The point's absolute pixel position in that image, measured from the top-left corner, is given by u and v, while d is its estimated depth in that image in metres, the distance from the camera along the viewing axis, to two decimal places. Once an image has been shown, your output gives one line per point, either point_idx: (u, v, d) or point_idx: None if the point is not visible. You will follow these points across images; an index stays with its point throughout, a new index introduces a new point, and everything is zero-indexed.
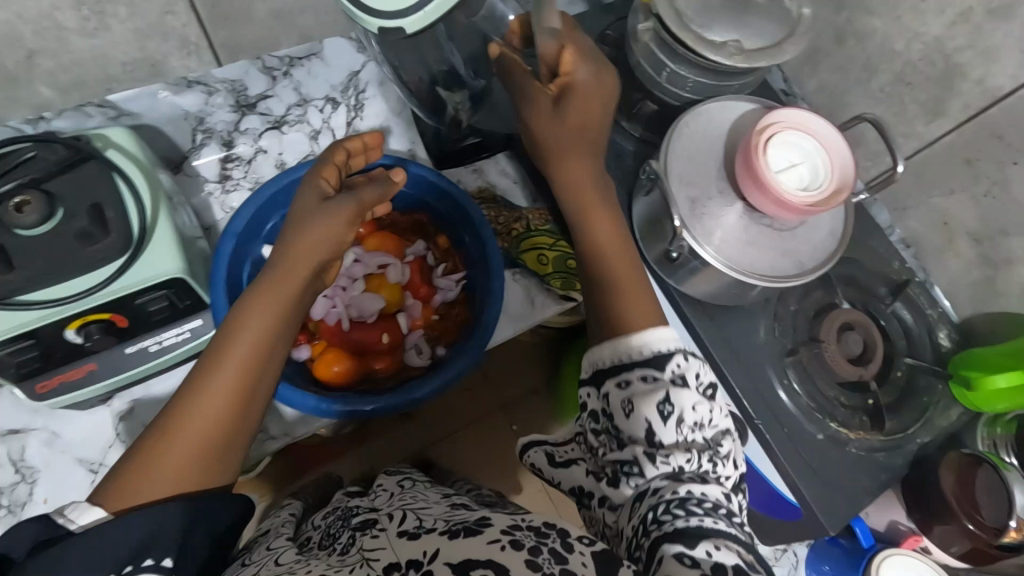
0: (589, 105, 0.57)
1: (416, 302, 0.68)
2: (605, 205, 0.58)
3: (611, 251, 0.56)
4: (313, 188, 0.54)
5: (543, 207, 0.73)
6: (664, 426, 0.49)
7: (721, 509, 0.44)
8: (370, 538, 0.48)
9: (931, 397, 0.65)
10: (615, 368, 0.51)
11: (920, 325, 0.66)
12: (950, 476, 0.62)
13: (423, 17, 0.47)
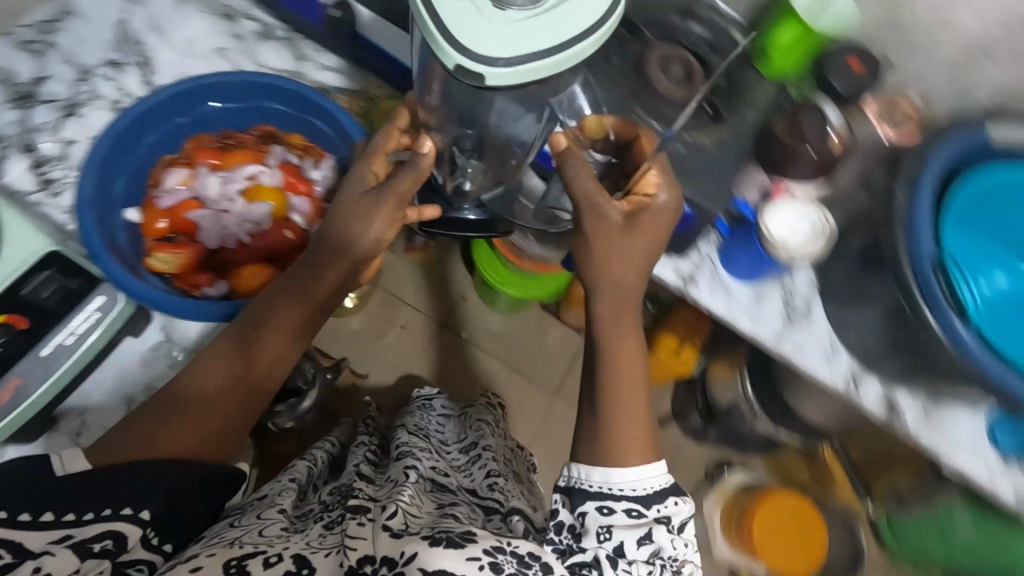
0: (653, 224, 0.68)
1: (301, 199, 0.75)
2: (634, 312, 0.69)
3: (627, 328, 0.68)
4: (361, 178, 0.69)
5: (375, 79, 0.78)
6: (631, 547, 0.63)
7: None
8: (357, 524, 0.63)
9: (745, 86, 0.80)
10: (598, 497, 0.64)
11: (717, 35, 0.80)
12: (783, 132, 0.76)
13: (506, 74, 0.47)
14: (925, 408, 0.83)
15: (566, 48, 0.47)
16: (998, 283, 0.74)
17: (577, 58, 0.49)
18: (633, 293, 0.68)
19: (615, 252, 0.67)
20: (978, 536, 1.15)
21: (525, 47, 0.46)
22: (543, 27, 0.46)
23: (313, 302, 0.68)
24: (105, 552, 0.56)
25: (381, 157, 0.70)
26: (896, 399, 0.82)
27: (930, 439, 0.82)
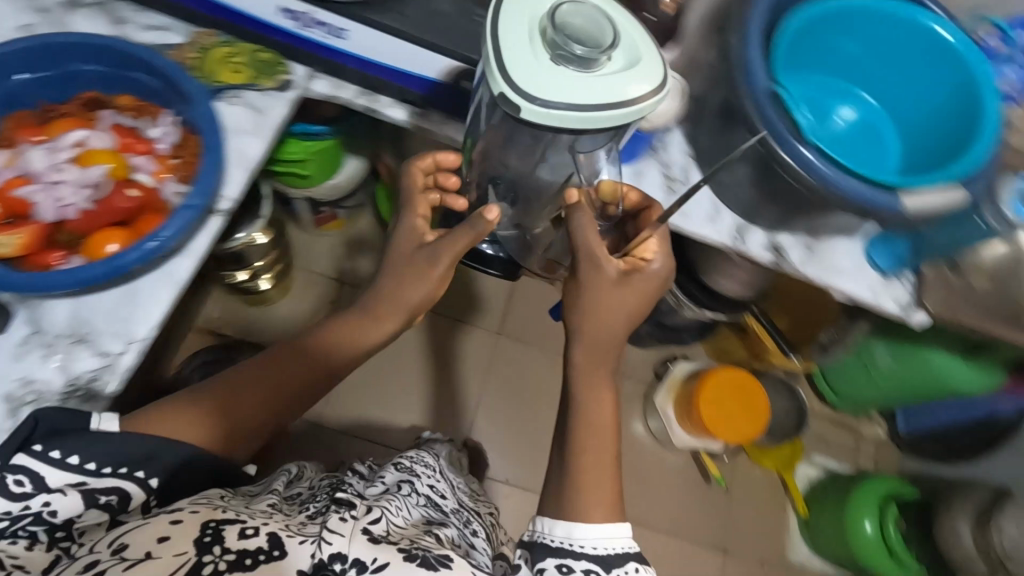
0: (640, 288, 0.77)
1: (141, 157, 0.73)
2: (611, 375, 0.76)
3: (605, 355, 0.76)
4: (410, 228, 0.80)
5: (208, 28, 0.76)
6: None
7: None
8: (339, 518, 0.68)
9: None
10: (559, 552, 0.68)
11: None
12: None
13: (536, 109, 0.64)
14: (808, 243, 0.90)
15: (599, 107, 0.64)
16: (829, 111, 0.86)
17: (602, 118, 0.66)
18: (608, 348, 0.76)
19: (598, 303, 0.76)
20: (898, 366, 1.40)
21: (569, 97, 0.64)
22: (589, 86, 0.64)
23: (333, 363, 0.77)
24: (106, 506, 0.64)
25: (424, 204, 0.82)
26: (780, 241, 0.89)
27: (815, 267, 0.88)
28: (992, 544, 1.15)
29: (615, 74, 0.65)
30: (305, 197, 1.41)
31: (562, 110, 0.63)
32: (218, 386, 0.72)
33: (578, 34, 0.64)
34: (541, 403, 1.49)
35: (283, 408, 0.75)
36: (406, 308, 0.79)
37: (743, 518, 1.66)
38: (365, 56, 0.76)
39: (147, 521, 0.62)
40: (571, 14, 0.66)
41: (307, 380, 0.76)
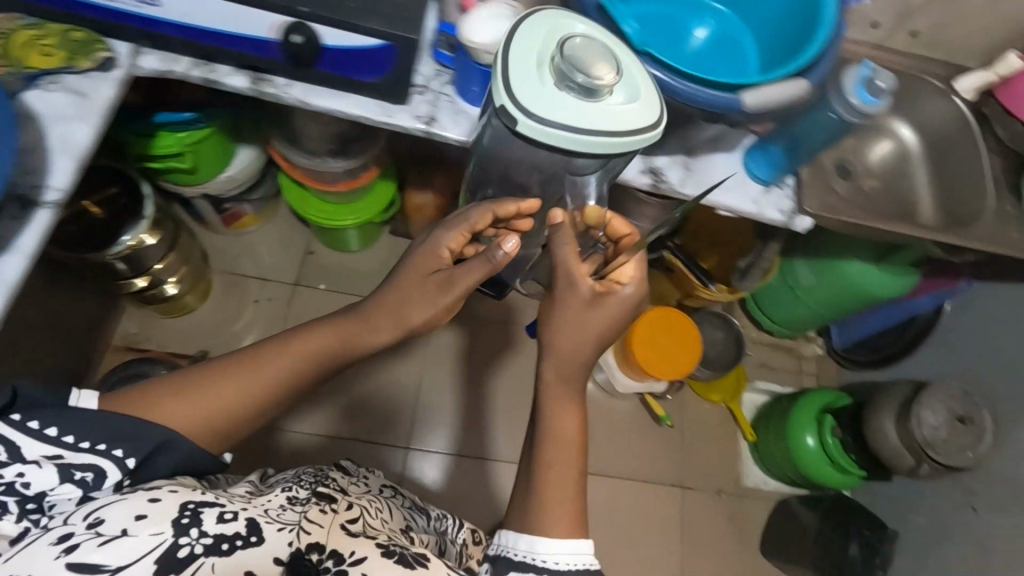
0: (614, 311, 0.75)
1: None
2: (578, 402, 0.76)
3: (568, 381, 0.75)
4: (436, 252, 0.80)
5: (14, 12, 0.72)
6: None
7: None
8: (317, 510, 0.72)
9: None
10: (519, 565, 0.68)
11: None
12: None
13: (532, 127, 0.63)
14: (685, 162, 0.89)
15: (595, 134, 0.63)
16: (687, 28, 0.86)
17: (601, 148, 0.65)
18: (576, 365, 0.75)
19: (569, 323, 0.74)
20: (816, 280, 1.49)
21: (564, 117, 0.63)
22: (591, 113, 0.63)
23: (332, 361, 0.79)
24: (80, 482, 0.65)
25: (461, 233, 0.81)
26: (657, 163, 0.88)
27: (694, 184, 0.88)
28: (913, 435, 1.18)
29: (619, 107, 0.65)
30: (202, 193, 1.35)
31: (556, 128, 0.62)
32: (208, 380, 0.72)
33: (582, 62, 0.63)
34: (488, 364, 1.59)
35: (268, 405, 0.75)
36: (404, 326, 0.79)
37: (695, 452, 1.70)
38: (188, 21, 0.71)
39: (124, 497, 0.63)
40: (578, 42, 0.65)
41: (302, 376, 0.77)
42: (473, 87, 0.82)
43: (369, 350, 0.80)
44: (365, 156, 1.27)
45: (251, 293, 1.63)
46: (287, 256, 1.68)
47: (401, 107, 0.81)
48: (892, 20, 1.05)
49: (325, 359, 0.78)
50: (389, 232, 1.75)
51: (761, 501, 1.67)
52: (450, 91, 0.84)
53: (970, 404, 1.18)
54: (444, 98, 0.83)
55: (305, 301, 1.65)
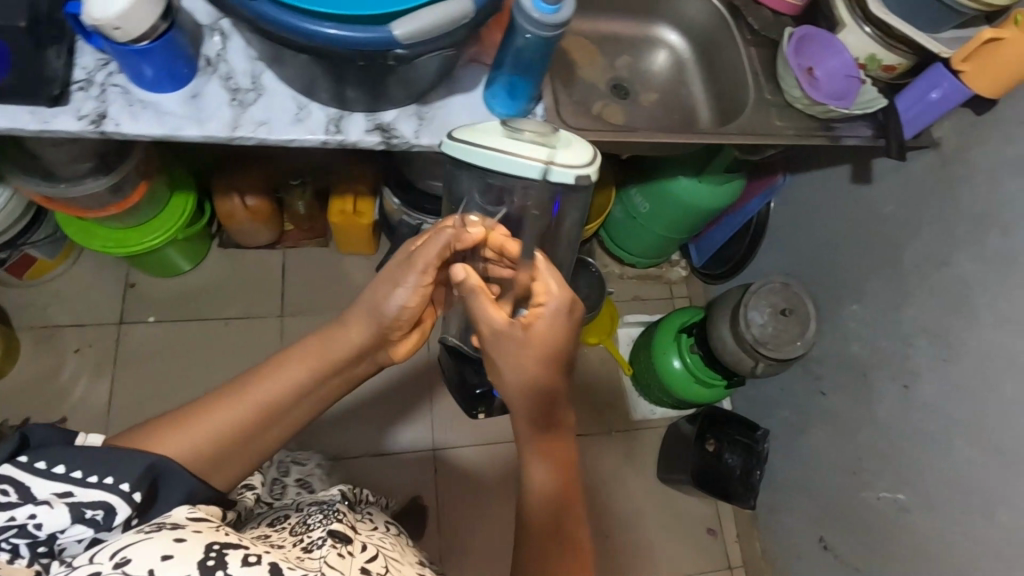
0: (541, 336, 0.74)
1: None
2: (554, 434, 0.76)
3: (534, 413, 0.75)
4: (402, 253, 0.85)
5: None
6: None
7: None
8: (337, 555, 0.67)
9: None
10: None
11: None
12: None
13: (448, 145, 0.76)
14: (417, 110, 0.83)
15: (500, 151, 0.74)
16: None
17: (506, 165, 0.74)
18: (536, 396, 0.74)
19: (513, 364, 0.74)
20: (651, 206, 1.47)
21: (475, 140, 0.75)
22: (504, 142, 0.74)
23: (333, 364, 0.78)
24: (92, 522, 0.58)
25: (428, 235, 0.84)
26: (385, 119, 0.82)
27: (430, 134, 0.82)
28: (744, 337, 1.20)
29: (536, 146, 0.74)
30: None
31: (468, 141, 0.74)
32: (207, 408, 0.70)
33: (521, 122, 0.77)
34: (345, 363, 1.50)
35: (265, 426, 0.73)
36: (377, 319, 0.83)
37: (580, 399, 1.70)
38: None
39: (151, 536, 0.55)
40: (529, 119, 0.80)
41: (308, 382, 0.76)
42: (144, 71, 0.72)
43: (351, 351, 0.80)
44: (127, 172, 1.15)
45: (71, 342, 1.50)
46: (105, 295, 1.54)
47: (62, 109, 0.72)
48: None
49: (330, 360, 0.78)
50: (217, 245, 1.64)
51: (650, 432, 1.68)
52: (120, 79, 0.74)
53: (791, 296, 1.22)
54: (112, 88, 0.74)
55: (136, 339, 1.53)
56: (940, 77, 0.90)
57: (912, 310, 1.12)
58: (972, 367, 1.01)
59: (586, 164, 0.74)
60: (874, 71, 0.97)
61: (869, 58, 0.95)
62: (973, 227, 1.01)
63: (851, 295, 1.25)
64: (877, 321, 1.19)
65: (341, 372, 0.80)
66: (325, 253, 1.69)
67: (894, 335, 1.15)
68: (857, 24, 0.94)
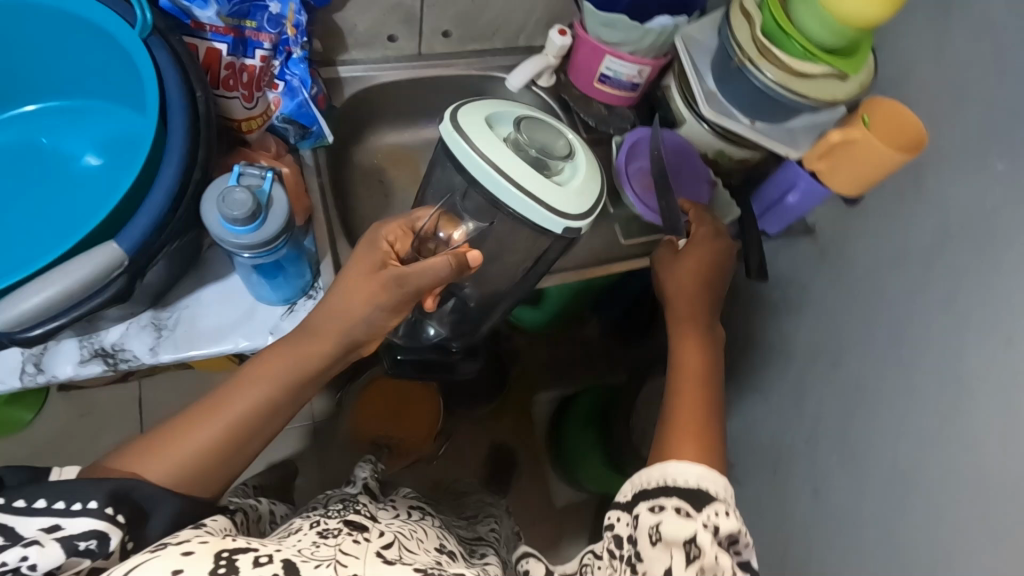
0: (698, 249, 0.75)
1: None
2: (696, 333, 0.71)
3: (688, 311, 0.72)
4: (379, 250, 0.67)
5: None
6: (708, 556, 0.54)
7: (730, 537, 0.56)
8: (353, 541, 0.55)
9: None
10: (652, 492, 0.58)
11: None
12: None
13: (449, 132, 0.63)
14: (153, 316, 0.66)
15: (496, 171, 0.62)
16: (73, 162, 0.71)
17: (495, 187, 0.62)
18: (692, 299, 0.73)
19: (682, 270, 0.74)
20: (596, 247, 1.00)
21: (476, 142, 0.62)
22: (507, 159, 0.62)
23: (315, 364, 0.65)
24: (88, 553, 0.50)
25: (399, 231, 0.70)
26: (107, 341, 0.64)
27: (171, 347, 0.65)
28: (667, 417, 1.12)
29: (539, 177, 0.63)
30: None
31: (464, 143, 0.62)
32: (192, 420, 0.60)
33: (534, 134, 0.65)
34: None
35: (242, 441, 0.61)
36: (354, 330, 0.66)
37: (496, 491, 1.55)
38: None
39: (158, 554, 0.48)
40: (557, 128, 0.67)
41: (287, 386, 0.64)
42: None
43: (327, 358, 0.66)
44: None
45: None
46: None
47: None
48: (409, 30, 0.80)
49: (314, 358, 0.65)
50: (57, 390, 1.43)
51: (577, 517, 1.55)
52: None
53: None
54: None
55: None
56: (794, 175, 0.77)
57: (811, 402, 0.98)
58: (866, 477, 0.87)
59: (578, 219, 0.63)
60: (727, 164, 0.83)
61: (718, 153, 0.82)
62: (860, 321, 0.87)
63: (753, 378, 1.13)
64: (782, 412, 1.05)
65: (342, 357, 0.68)
66: (187, 375, 1.47)
67: (797, 428, 1.02)
68: (695, 118, 0.79)
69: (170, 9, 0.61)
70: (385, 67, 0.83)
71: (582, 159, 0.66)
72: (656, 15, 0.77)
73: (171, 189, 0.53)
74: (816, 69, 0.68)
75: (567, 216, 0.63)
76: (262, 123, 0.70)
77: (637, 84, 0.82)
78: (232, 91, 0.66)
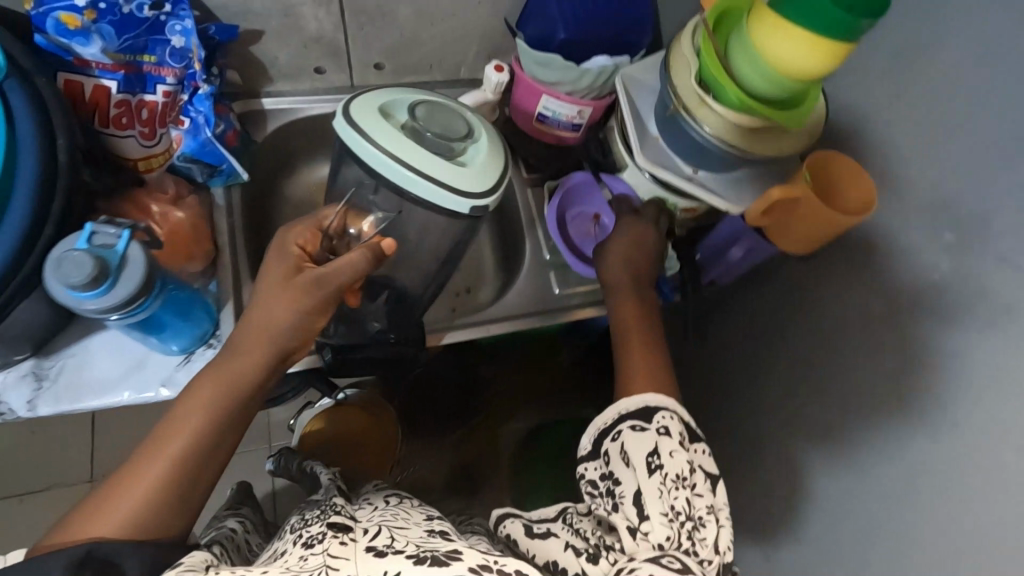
0: (630, 235, 0.72)
1: None
2: (636, 304, 0.68)
3: (619, 294, 0.69)
4: (288, 255, 0.63)
5: None
6: (667, 460, 0.54)
7: (684, 437, 0.57)
8: (338, 543, 0.49)
9: None
10: (609, 427, 0.58)
11: None
12: None
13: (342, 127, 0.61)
14: (36, 366, 0.62)
15: (389, 158, 0.59)
16: None
17: (390, 175, 0.60)
18: (631, 274, 0.70)
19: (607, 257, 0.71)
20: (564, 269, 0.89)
21: (369, 131, 0.60)
22: (401, 144, 0.60)
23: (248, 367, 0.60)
24: None
25: (309, 234, 0.65)
26: None
27: (52, 400, 0.61)
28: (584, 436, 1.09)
29: (436, 161, 0.60)
30: None
31: (355, 135, 0.60)
32: (129, 465, 0.54)
33: (432, 122, 0.62)
34: None
35: (194, 463, 0.55)
36: (277, 334, 0.61)
37: None
38: None
39: None
40: (454, 109, 0.65)
41: (219, 399, 0.58)
42: None
43: (257, 359, 0.60)
44: None
45: None
46: None
47: None
48: (336, 64, 0.75)
49: (243, 369, 0.60)
50: None
51: None
52: None
53: None
54: None
55: None
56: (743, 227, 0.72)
57: None
58: None
59: (483, 196, 0.61)
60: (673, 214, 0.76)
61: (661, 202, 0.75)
62: None
63: None
64: None
65: (282, 360, 0.63)
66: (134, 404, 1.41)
67: None
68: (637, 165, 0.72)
69: (46, 46, 0.56)
70: (318, 98, 0.78)
71: (483, 139, 0.64)
72: (595, 54, 0.72)
73: (21, 234, 0.51)
74: (751, 121, 0.62)
75: (472, 195, 0.61)
76: (164, 162, 0.65)
77: (578, 125, 0.78)
78: (126, 130, 0.62)
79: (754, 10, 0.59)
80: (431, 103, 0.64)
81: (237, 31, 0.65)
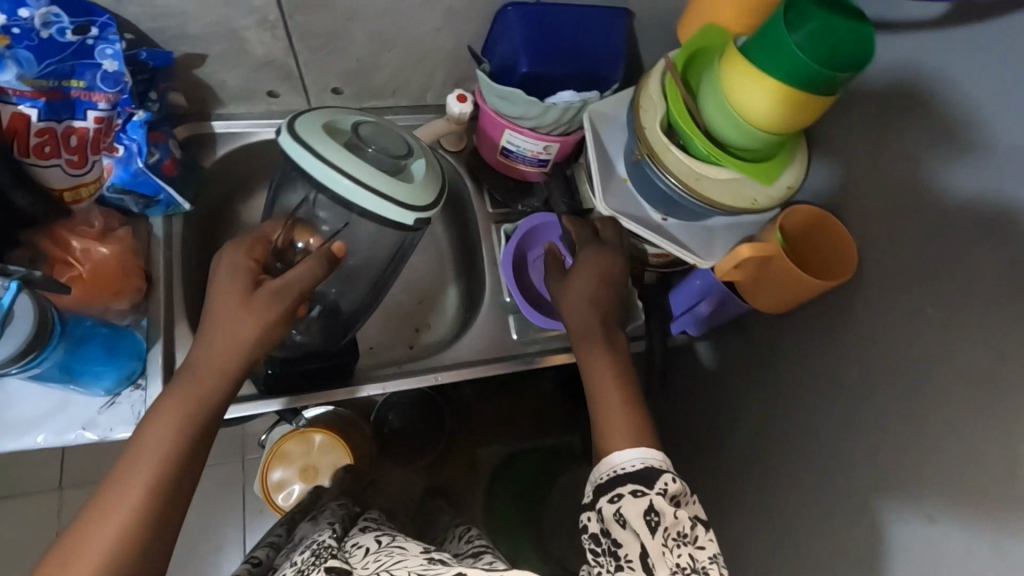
0: (595, 265, 0.61)
1: None
2: (607, 343, 0.57)
3: (585, 330, 0.58)
4: (236, 267, 0.56)
5: None
6: (671, 520, 0.44)
7: (685, 500, 0.46)
8: None
9: None
10: (606, 485, 0.48)
11: None
12: None
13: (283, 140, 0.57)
14: None
15: (331, 168, 0.55)
16: None
17: (331, 187, 0.55)
18: (601, 307, 0.59)
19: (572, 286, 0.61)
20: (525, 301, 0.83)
21: (312, 142, 0.56)
22: (345, 155, 0.56)
23: (214, 383, 0.53)
24: None
25: (256, 245, 0.59)
26: None
27: None
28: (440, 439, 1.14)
29: (381, 173, 0.57)
30: None
31: (297, 145, 0.56)
32: (97, 504, 0.46)
33: (371, 134, 0.59)
34: None
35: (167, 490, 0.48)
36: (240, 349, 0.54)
37: None
38: None
39: None
40: (397, 129, 0.63)
41: (188, 419, 0.51)
42: None
43: (228, 370, 0.53)
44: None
45: None
46: None
47: None
48: (287, 88, 0.72)
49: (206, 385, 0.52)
50: None
51: None
52: None
53: None
54: None
55: None
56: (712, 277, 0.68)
57: None
58: None
59: (427, 210, 0.58)
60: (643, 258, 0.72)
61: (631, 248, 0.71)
62: None
63: None
64: None
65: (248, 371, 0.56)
66: None
67: None
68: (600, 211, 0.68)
69: None
70: (266, 123, 0.75)
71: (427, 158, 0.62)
72: (561, 89, 0.68)
73: None
74: (722, 172, 0.57)
75: (416, 208, 0.58)
76: (94, 191, 0.62)
77: (545, 161, 0.74)
78: (50, 160, 0.58)
79: (725, 56, 0.54)
80: (370, 121, 0.62)
81: (172, 57, 0.61)
